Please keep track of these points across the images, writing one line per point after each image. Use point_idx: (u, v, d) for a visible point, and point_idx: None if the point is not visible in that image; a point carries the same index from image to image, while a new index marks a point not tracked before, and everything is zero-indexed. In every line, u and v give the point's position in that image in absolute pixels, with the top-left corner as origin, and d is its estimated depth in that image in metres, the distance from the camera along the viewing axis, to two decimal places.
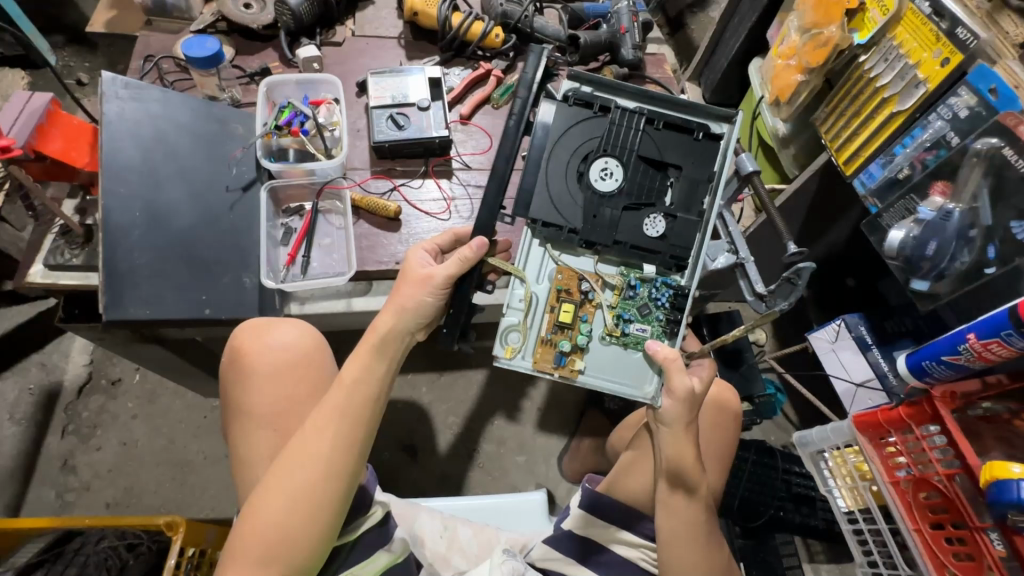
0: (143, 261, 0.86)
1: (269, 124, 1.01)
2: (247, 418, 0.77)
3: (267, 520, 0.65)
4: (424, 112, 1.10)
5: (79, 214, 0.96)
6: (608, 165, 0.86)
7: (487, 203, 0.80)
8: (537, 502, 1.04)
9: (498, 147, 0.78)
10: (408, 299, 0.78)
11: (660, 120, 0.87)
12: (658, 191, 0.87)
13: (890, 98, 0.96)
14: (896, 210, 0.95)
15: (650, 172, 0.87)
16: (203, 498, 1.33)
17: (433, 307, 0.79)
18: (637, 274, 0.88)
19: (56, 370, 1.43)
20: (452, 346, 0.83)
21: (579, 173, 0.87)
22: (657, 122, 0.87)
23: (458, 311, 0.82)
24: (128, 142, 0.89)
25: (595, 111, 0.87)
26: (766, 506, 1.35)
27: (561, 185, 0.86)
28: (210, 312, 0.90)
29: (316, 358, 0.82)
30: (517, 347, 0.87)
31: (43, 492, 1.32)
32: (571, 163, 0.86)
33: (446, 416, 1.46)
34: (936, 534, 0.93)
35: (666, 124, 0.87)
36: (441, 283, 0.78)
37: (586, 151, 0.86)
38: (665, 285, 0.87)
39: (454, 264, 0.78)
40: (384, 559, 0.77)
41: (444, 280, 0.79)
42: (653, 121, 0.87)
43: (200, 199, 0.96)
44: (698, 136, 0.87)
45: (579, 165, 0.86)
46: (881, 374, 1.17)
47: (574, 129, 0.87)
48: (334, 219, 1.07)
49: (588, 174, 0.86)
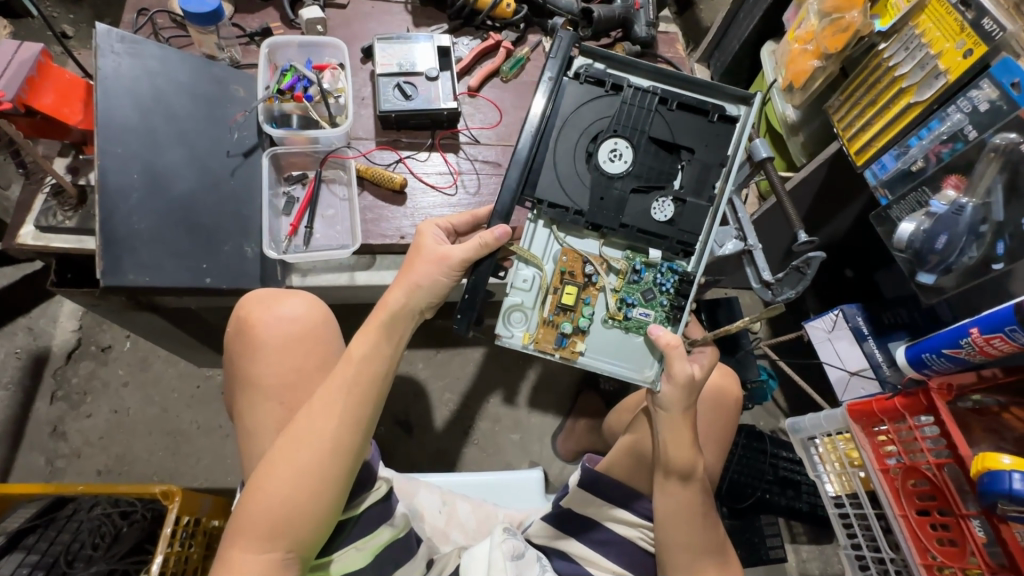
0: (143, 226, 0.84)
1: (272, 87, 0.98)
2: (254, 389, 0.76)
3: (273, 495, 0.65)
4: (432, 82, 1.06)
5: (70, 173, 0.92)
6: (618, 146, 0.84)
7: (508, 186, 0.82)
8: (534, 480, 1.05)
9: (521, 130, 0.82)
10: (423, 276, 0.78)
11: (674, 100, 0.85)
12: (668, 174, 0.85)
13: (908, 88, 0.95)
14: (906, 203, 0.95)
15: (661, 155, 0.85)
16: (196, 468, 1.33)
17: (449, 286, 0.79)
18: (643, 259, 0.87)
19: (44, 335, 1.40)
20: (466, 334, 0.81)
21: (588, 153, 0.85)
22: (670, 102, 0.85)
23: (473, 296, 0.81)
24: (126, 100, 0.86)
25: (606, 89, 0.86)
26: (754, 488, 1.39)
27: (569, 165, 0.85)
28: (210, 281, 0.88)
29: (324, 330, 0.80)
30: (530, 332, 0.86)
31: (32, 457, 1.30)
32: (580, 142, 0.85)
33: (442, 392, 1.47)
34: (921, 520, 0.96)
35: (680, 105, 0.86)
36: (457, 264, 0.78)
37: (596, 131, 0.85)
38: (671, 271, 0.86)
39: (473, 248, 0.78)
40: (389, 534, 0.79)
41: (460, 262, 0.79)
42: (667, 101, 0.86)
43: (200, 162, 0.92)
44: (712, 118, 0.85)
45: (588, 145, 0.85)
46: (875, 365, 1.19)
47: (585, 107, 0.85)
48: (337, 189, 1.04)
49: (597, 154, 0.84)
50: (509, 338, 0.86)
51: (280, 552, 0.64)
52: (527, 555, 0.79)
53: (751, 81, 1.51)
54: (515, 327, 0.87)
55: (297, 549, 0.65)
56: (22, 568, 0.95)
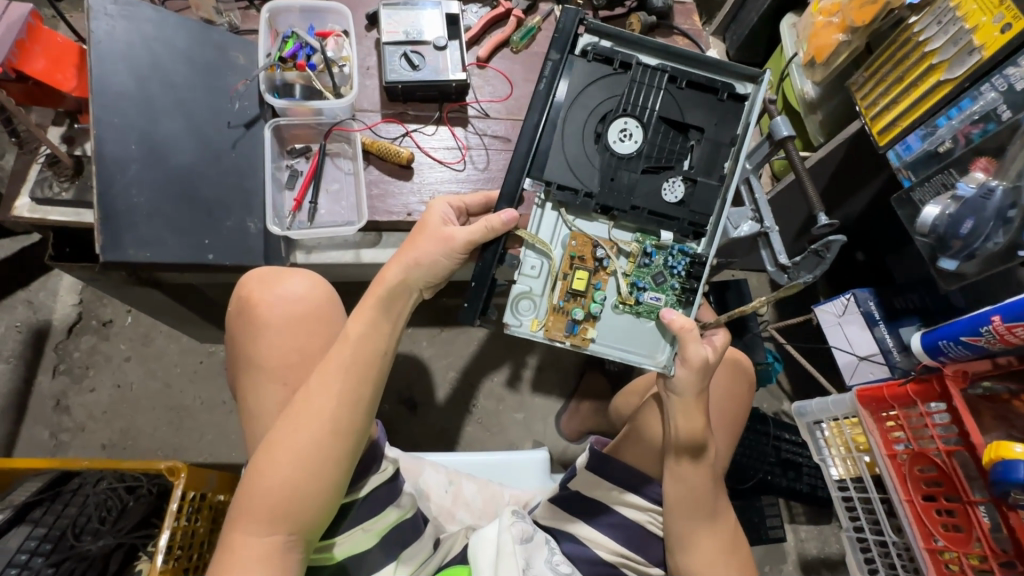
0: (142, 199, 0.81)
1: (273, 54, 0.94)
2: (255, 370, 0.75)
3: (274, 477, 0.64)
4: (440, 52, 1.01)
5: (65, 143, 0.89)
6: (628, 125, 0.81)
7: (513, 168, 0.81)
8: (538, 461, 1.04)
9: (527, 113, 0.80)
10: (424, 253, 0.76)
11: (683, 78, 0.82)
12: (678, 154, 0.83)
13: (938, 65, 0.91)
14: (931, 185, 0.92)
15: (671, 134, 0.82)
16: (200, 443, 1.33)
17: (447, 267, 0.77)
18: (653, 242, 0.84)
19: (44, 309, 1.38)
20: (473, 322, 0.81)
21: (597, 134, 0.82)
22: (680, 80, 0.83)
23: (479, 286, 0.81)
24: (122, 67, 0.83)
25: (614, 68, 0.82)
26: (755, 469, 1.39)
27: (577, 147, 0.82)
28: (213, 257, 0.86)
29: (327, 310, 0.78)
30: (539, 319, 0.84)
31: (36, 431, 1.30)
32: (588, 123, 0.82)
33: (445, 370, 1.46)
34: (927, 506, 0.96)
35: (689, 83, 0.83)
36: (461, 246, 0.76)
37: (604, 111, 0.82)
38: (682, 253, 0.83)
39: (480, 229, 0.76)
40: (395, 515, 0.78)
41: (464, 244, 0.76)
42: (676, 80, 0.83)
43: (201, 134, 0.89)
44: (722, 96, 0.83)
45: (597, 125, 0.82)
46: (886, 350, 1.17)
47: (593, 86, 0.82)
48: (342, 163, 1.01)
49: (606, 135, 0.81)
50: (518, 327, 0.83)
51: (282, 534, 0.63)
52: (535, 538, 0.79)
53: (768, 56, 1.46)
54: (524, 315, 0.84)
55: (299, 532, 0.65)
56: (30, 541, 0.94)
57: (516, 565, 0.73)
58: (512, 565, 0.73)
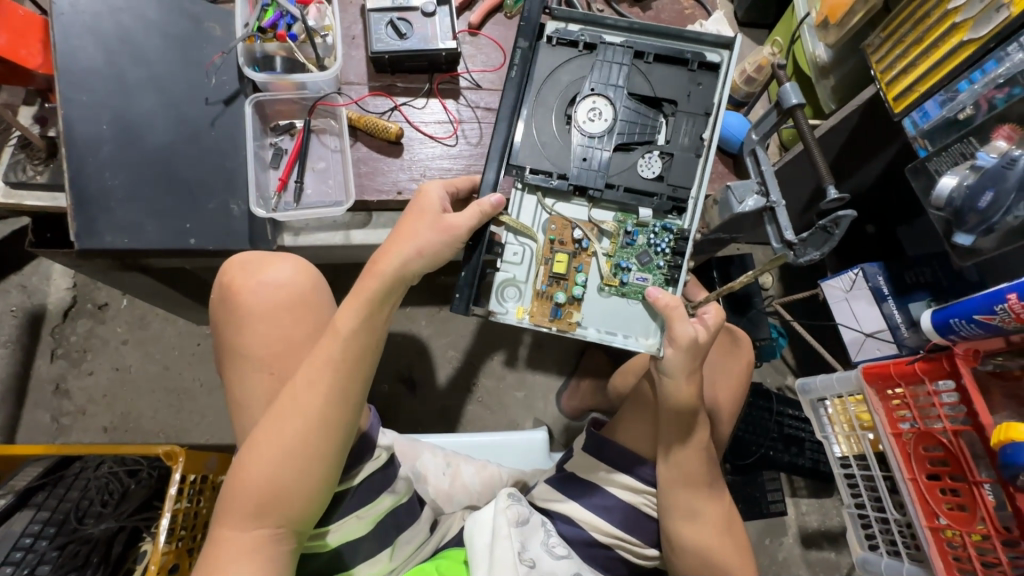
0: (117, 182, 0.80)
1: (251, 25, 0.88)
2: (239, 358, 0.73)
3: (260, 471, 0.63)
4: (429, 18, 0.95)
5: (37, 124, 0.86)
6: (598, 104, 0.80)
7: (493, 155, 0.78)
8: (538, 442, 1.03)
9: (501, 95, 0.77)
10: (426, 241, 0.72)
11: (650, 54, 0.80)
12: (652, 128, 0.80)
13: (962, 24, 0.84)
14: (948, 155, 0.89)
15: (643, 109, 0.80)
16: (201, 425, 1.33)
17: (450, 258, 0.74)
18: (634, 221, 0.81)
19: (38, 293, 1.37)
20: (466, 312, 0.78)
21: (567, 117, 0.80)
22: (647, 56, 0.80)
23: (470, 275, 0.78)
24: (88, 41, 0.81)
25: (580, 49, 0.80)
26: (757, 445, 1.38)
27: (549, 129, 0.80)
28: (194, 241, 0.83)
29: (313, 297, 0.76)
30: (524, 306, 0.81)
31: (38, 415, 1.31)
32: (557, 106, 0.80)
33: (445, 349, 1.44)
34: (931, 485, 0.94)
35: (657, 57, 0.80)
36: (465, 234, 0.74)
37: (573, 92, 0.80)
38: (665, 230, 0.81)
39: (473, 215, 0.73)
40: (389, 501, 0.78)
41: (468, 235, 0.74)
42: (643, 55, 0.81)
43: (176, 111, 0.85)
44: (692, 67, 0.80)
45: (567, 108, 0.80)
46: (893, 327, 1.14)
47: (560, 69, 0.80)
48: (328, 140, 0.97)
49: (576, 116, 0.79)
50: (504, 315, 0.81)
51: (270, 527, 0.63)
52: (531, 520, 0.78)
53: (779, 16, 1.37)
54: (509, 302, 0.81)
55: (289, 525, 0.64)
56: (34, 525, 0.95)
57: (511, 549, 0.72)
58: (508, 548, 0.72)
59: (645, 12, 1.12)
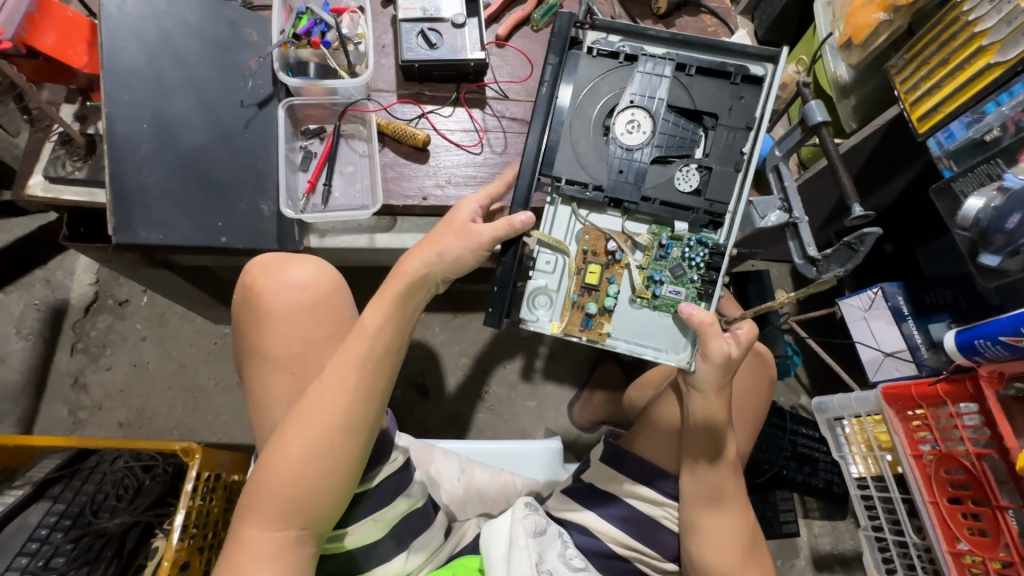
0: (154, 179, 0.82)
1: (286, 32, 0.90)
2: (262, 359, 0.74)
3: (287, 471, 0.63)
4: (458, 30, 0.97)
5: (79, 122, 0.88)
6: (636, 116, 0.81)
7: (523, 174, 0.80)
8: (553, 452, 1.03)
9: (533, 110, 0.80)
10: (450, 246, 0.73)
11: (693, 66, 0.81)
12: (691, 142, 0.81)
13: (988, 47, 0.85)
14: (975, 175, 0.89)
15: (682, 122, 0.81)
16: (215, 424, 1.34)
17: (473, 263, 0.74)
18: (668, 233, 0.82)
19: (62, 288, 1.39)
20: (500, 325, 0.80)
21: (605, 127, 0.81)
22: (689, 68, 0.81)
23: (503, 289, 0.78)
24: (132, 44, 0.83)
25: (620, 62, 0.82)
26: (771, 463, 1.37)
27: (586, 140, 0.81)
28: (225, 240, 0.85)
29: (334, 299, 0.77)
30: (555, 318, 0.82)
31: (55, 408, 1.32)
32: (597, 117, 0.81)
33: (458, 357, 1.44)
34: (952, 509, 0.93)
35: (699, 70, 0.81)
36: (488, 242, 0.73)
37: (613, 104, 0.81)
38: (700, 244, 0.81)
39: (502, 227, 0.73)
40: (405, 505, 0.77)
41: (490, 241, 0.74)
42: (685, 68, 0.82)
43: (212, 112, 0.87)
44: (735, 80, 0.81)
45: (605, 119, 0.81)
46: (914, 347, 1.13)
47: (600, 80, 0.82)
48: (357, 145, 0.98)
49: (614, 127, 0.80)
50: (535, 323, 0.82)
51: (295, 527, 0.63)
52: (549, 531, 0.78)
53: (799, 37, 1.39)
54: (540, 311, 0.82)
55: (312, 527, 0.64)
56: (50, 517, 0.95)
57: (529, 559, 0.73)
58: (526, 559, 0.72)
59: (669, 28, 1.14)
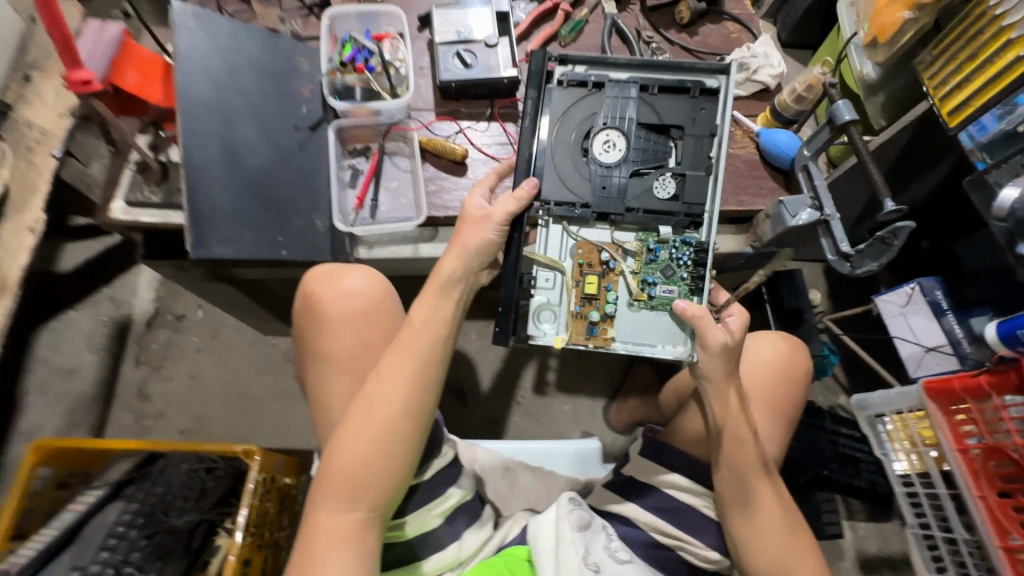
0: (224, 200, 0.88)
1: (336, 60, 0.98)
2: (323, 361, 0.79)
3: (354, 457, 0.68)
4: (491, 49, 1.03)
5: (151, 150, 0.96)
6: (610, 136, 0.84)
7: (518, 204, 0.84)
8: (594, 451, 1.06)
9: (518, 144, 0.84)
10: (483, 244, 0.78)
11: (654, 85, 0.85)
12: (662, 153, 0.85)
13: (1017, 40, 0.87)
14: (1009, 166, 0.88)
15: (652, 137, 0.85)
16: (267, 430, 1.41)
17: (495, 241, 0.79)
18: (655, 238, 0.85)
19: (125, 304, 1.49)
20: (507, 342, 0.83)
21: (583, 150, 0.85)
22: (651, 88, 0.85)
23: (507, 309, 0.83)
24: (203, 78, 0.90)
25: (588, 88, 0.86)
26: (812, 464, 1.35)
27: (567, 164, 0.84)
28: (286, 253, 0.92)
29: (386, 304, 0.82)
30: (560, 331, 0.86)
31: (122, 416, 1.42)
32: (574, 140, 0.85)
33: (495, 362, 1.49)
34: (1002, 503, 0.92)
35: (661, 88, 0.85)
36: (502, 220, 0.79)
37: (586, 127, 0.85)
38: (686, 244, 0.84)
39: (512, 202, 0.79)
40: (457, 497, 0.81)
41: (503, 218, 0.79)
42: (648, 88, 0.85)
43: (272, 136, 0.95)
44: (694, 93, 0.84)
45: (582, 142, 0.85)
46: (955, 341, 1.12)
47: (572, 108, 0.85)
48: (400, 161, 1.05)
49: (591, 149, 0.84)
50: (541, 338, 0.86)
51: (364, 509, 0.68)
52: (593, 525, 0.80)
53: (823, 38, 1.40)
54: (545, 326, 0.86)
55: (379, 509, 0.69)
56: (126, 514, 1.01)
57: (576, 554, 0.75)
58: (572, 553, 0.75)
59: (693, 37, 1.18)
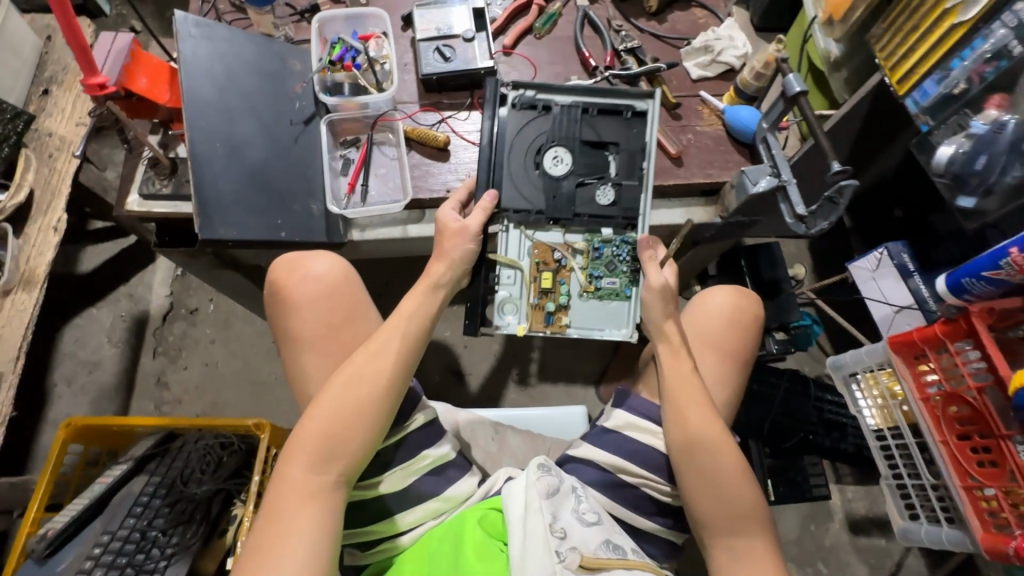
0: (225, 186, 0.97)
1: (324, 59, 1.07)
2: (298, 342, 0.87)
3: (330, 417, 0.75)
4: (469, 44, 1.12)
5: (162, 148, 1.07)
6: (558, 153, 0.97)
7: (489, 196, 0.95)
8: (579, 415, 1.13)
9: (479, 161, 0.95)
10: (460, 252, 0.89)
11: (594, 108, 0.97)
12: (603, 166, 0.97)
13: (952, 9, 0.92)
14: (948, 126, 0.97)
15: (594, 153, 0.97)
16: (279, 413, 1.50)
17: (474, 250, 0.90)
18: (599, 238, 0.98)
19: (143, 300, 1.59)
20: (477, 333, 0.95)
21: (536, 163, 0.97)
22: (592, 110, 0.97)
23: (476, 305, 0.95)
24: (206, 80, 0.99)
25: (538, 111, 0.97)
26: (798, 428, 1.41)
27: (522, 176, 0.96)
28: (285, 234, 1.00)
29: (346, 287, 0.91)
30: (522, 321, 0.98)
31: (143, 404, 1.51)
32: (527, 156, 0.97)
33: (490, 343, 1.57)
34: (961, 445, 0.97)
35: (599, 111, 0.98)
36: (476, 231, 0.90)
37: (538, 145, 0.97)
38: (625, 243, 0.97)
39: (482, 214, 0.91)
40: (430, 458, 0.89)
41: (478, 229, 0.91)
42: (589, 110, 0.98)
43: (270, 131, 1.04)
44: (627, 115, 0.97)
45: (535, 157, 0.96)
46: (921, 300, 1.18)
47: (524, 129, 0.97)
48: (388, 150, 1.13)
49: (543, 163, 0.96)
50: (506, 327, 0.98)
51: (336, 465, 0.74)
52: (562, 490, 0.84)
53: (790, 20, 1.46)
54: (509, 317, 0.99)
55: (351, 465, 0.75)
56: (149, 486, 1.11)
57: (543, 522, 0.78)
58: (539, 521, 0.78)
59: (660, 24, 1.25)
